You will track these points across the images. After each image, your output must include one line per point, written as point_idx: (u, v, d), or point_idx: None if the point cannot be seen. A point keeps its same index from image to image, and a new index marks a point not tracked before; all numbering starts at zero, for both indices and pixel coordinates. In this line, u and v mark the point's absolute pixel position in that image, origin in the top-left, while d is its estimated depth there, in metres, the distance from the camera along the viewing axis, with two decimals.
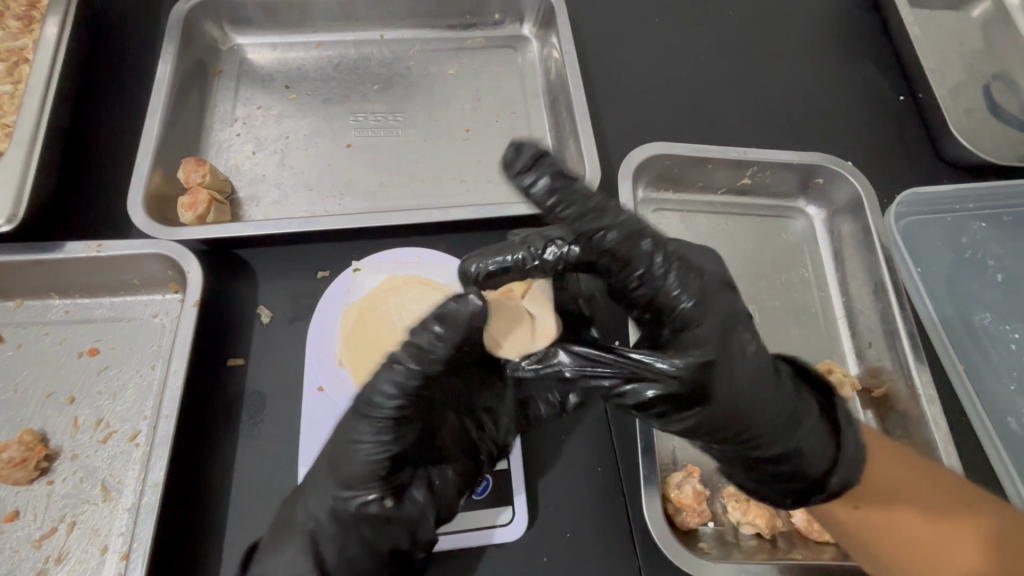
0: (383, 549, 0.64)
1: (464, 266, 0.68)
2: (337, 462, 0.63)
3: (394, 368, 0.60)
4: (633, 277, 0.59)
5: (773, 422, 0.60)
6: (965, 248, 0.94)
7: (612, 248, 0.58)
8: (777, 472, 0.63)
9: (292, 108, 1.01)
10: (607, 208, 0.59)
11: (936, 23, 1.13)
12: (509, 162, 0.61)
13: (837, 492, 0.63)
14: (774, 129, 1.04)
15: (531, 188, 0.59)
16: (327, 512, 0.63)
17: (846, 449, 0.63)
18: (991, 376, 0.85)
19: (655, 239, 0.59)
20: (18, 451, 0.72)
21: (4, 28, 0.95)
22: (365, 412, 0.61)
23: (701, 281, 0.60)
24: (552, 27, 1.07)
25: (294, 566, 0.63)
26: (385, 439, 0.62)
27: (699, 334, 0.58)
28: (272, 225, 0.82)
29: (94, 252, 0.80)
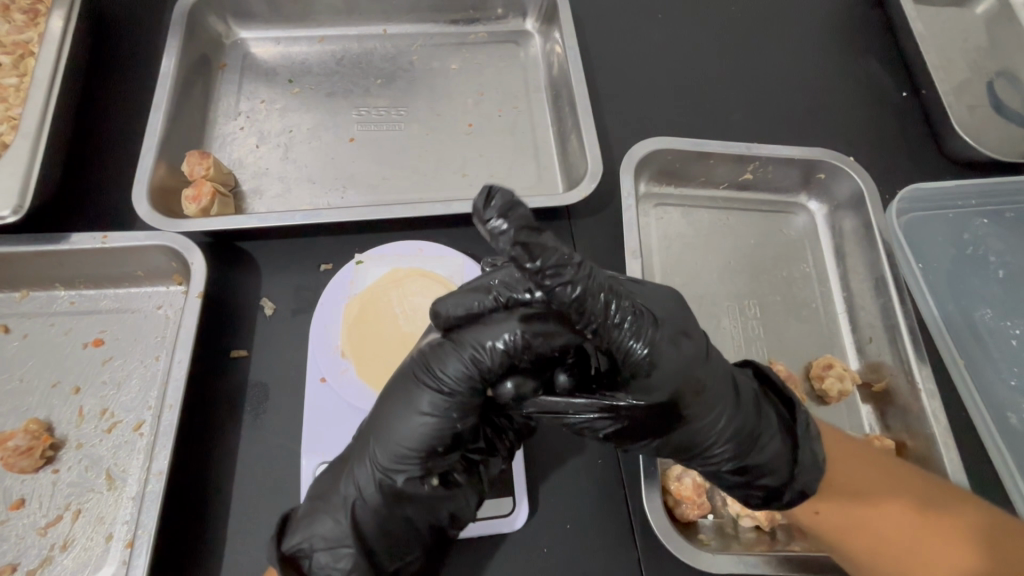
0: (422, 525, 0.65)
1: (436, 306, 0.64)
2: (387, 434, 0.63)
3: (471, 350, 0.60)
4: (588, 327, 0.55)
5: (733, 438, 0.62)
6: (966, 244, 0.94)
7: (577, 304, 0.53)
8: (738, 483, 0.65)
9: (295, 102, 1.01)
10: (570, 262, 0.52)
11: (940, 20, 1.13)
12: (479, 208, 0.55)
13: (796, 501, 0.65)
14: (776, 125, 1.04)
15: (496, 237, 0.53)
16: (374, 486, 0.63)
17: (802, 458, 0.64)
18: (992, 372, 0.85)
19: (609, 290, 0.55)
20: (24, 440, 0.73)
21: (10, 21, 0.95)
22: (430, 383, 0.62)
23: (657, 329, 0.58)
24: (555, 22, 1.07)
25: (331, 537, 0.63)
26: (444, 416, 0.61)
27: (650, 381, 0.58)
28: (275, 218, 0.83)
29: (99, 244, 0.81)
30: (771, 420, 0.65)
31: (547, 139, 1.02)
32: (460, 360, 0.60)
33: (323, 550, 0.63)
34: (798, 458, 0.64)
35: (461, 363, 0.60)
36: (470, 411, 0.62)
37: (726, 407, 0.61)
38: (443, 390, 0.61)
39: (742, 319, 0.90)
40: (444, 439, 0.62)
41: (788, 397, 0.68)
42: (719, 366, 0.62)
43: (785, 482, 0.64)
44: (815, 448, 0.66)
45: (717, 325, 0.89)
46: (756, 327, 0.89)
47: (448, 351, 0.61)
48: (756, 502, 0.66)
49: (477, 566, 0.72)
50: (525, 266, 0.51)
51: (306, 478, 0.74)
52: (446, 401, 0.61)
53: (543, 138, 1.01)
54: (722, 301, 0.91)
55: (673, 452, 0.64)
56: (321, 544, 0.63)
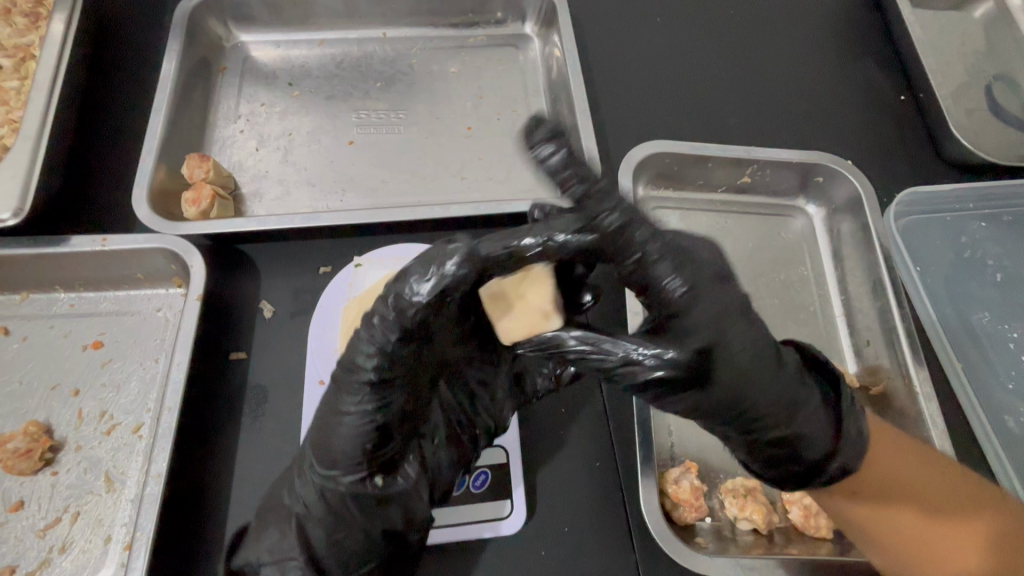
0: (374, 532, 0.64)
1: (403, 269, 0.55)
2: (323, 441, 0.61)
3: (372, 341, 0.57)
4: (629, 264, 0.54)
5: (778, 405, 0.57)
6: (963, 247, 0.94)
7: (611, 233, 0.52)
8: (773, 456, 0.61)
9: (296, 105, 1.01)
10: (614, 190, 0.53)
11: (938, 23, 1.13)
12: (528, 131, 0.52)
13: (836, 478, 0.62)
14: (774, 128, 1.05)
15: (546, 163, 0.52)
16: (317, 493, 0.63)
17: (847, 436, 0.61)
18: (990, 375, 0.85)
19: (646, 221, 0.54)
20: (23, 442, 0.73)
21: (11, 24, 0.96)
22: (348, 379, 0.58)
23: (698, 265, 0.56)
24: (554, 25, 1.07)
25: (279, 551, 0.64)
26: (368, 409, 0.58)
27: (692, 322, 0.55)
28: (274, 221, 0.84)
29: (99, 246, 0.81)
30: (812, 386, 0.61)
31: None
32: (368, 351, 0.57)
33: (270, 564, 0.64)
34: (844, 433, 0.61)
35: (371, 354, 0.57)
36: (390, 401, 0.60)
37: (766, 368, 0.57)
38: (359, 386, 0.58)
39: None
40: (370, 436, 0.60)
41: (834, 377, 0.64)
42: (759, 326, 0.58)
43: (825, 456, 0.61)
44: (858, 424, 0.62)
45: None
46: None
47: (354, 346, 0.58)
48: (791, 480, 0.63)
49: (476, 568, 0.72)
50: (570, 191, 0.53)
51: None
52: (361, 396, 0.58)
53: None
54: None
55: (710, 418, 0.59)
56: (269, 559, 0.64)
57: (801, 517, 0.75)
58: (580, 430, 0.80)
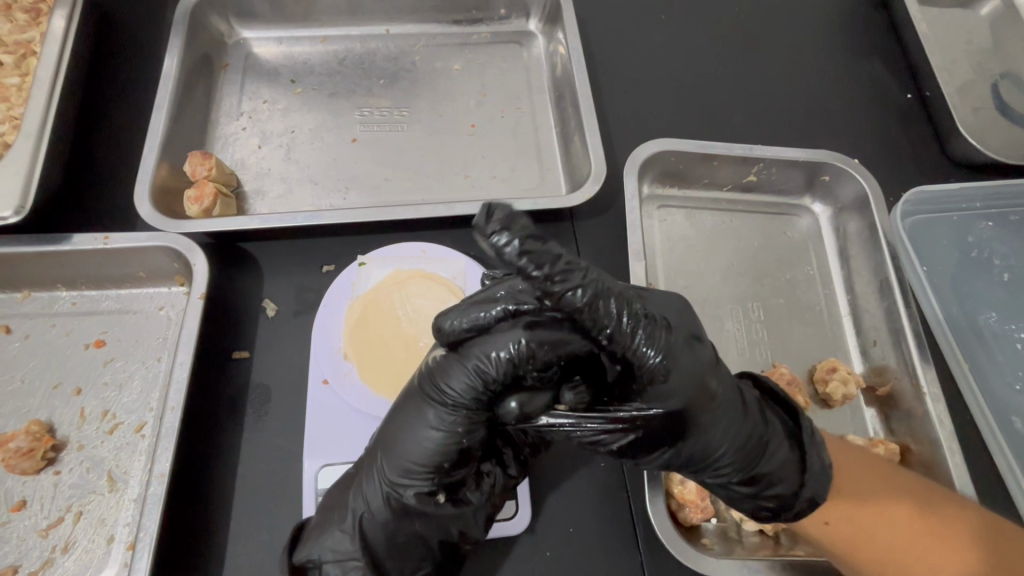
0: (432, 542, 0.65)
1: (438, 320, 0.63)
2: (397, 451, 0.63)
3: (473, 364, 0.59)
4: (603, 334, 0.56)
5: (742, 446, 0.61)
6: (970, 247, 0.93)
7: (582, 308, 0.55)
8: (746, 495, 0.64)
9: (298, 102, 1.01)
10: (577, 267, 0.55)
11: (945, 21, 1.12)
12: (480, 225, 0.54)
13: (806, 512, 0.63)
14: (780, 127, 1.04)
15: (503, 251, 0.53)
16: (381, 500, 0.64)
17: (812, 468, 0.63)
18: (997, 376, 0.85)
19: (620, 297, 0.57)
20: (24, 441, 0.73)
21: (12, 21, 0.95)
22: (435, 398, 0.61)
23: (669, 335, 0.59)
24: (559, 22, 1.06)
25: (340, 550, 0.64)
26: (453, 430, 0.61)
27: (667, 388, 0.58)
28: (277, 219, 0.82)
29: (100, 244, 0.80)
30: (777, 424, 0.65)
31: (550, 140, 1.01)
32: (465, 372, 0.60)
33: (332, 562, 0.64)
34: (808, 465, 0.63)
35: (466, 375, 0.60)
36: (478, 424, 0.62)
37: (733, 413, 0.61)
38: (450, 406, 0.61)
39: (746, 322, 0.89)
40: (452, 453, 0.62)
41: (789, 407, 0.67)
42: (726, 374, 0.63)
43: (796, 491, 0.63)
44: (821, 454, 0.65)
45: (721, 328, 0.89)
46: (760, 330, 0.89)
47: (454, 364, 0.61)
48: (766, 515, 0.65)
49: (480, 569, 0.72)
50: (532, 274, 0.53)
51: (308, 480, 0.74)
52: (451, 414, 0.61)
53: (546, 139, 1.01)
54: (725, 304, 0.91)
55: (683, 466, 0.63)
56: (331, 556, 0.64)
57: None
58: None
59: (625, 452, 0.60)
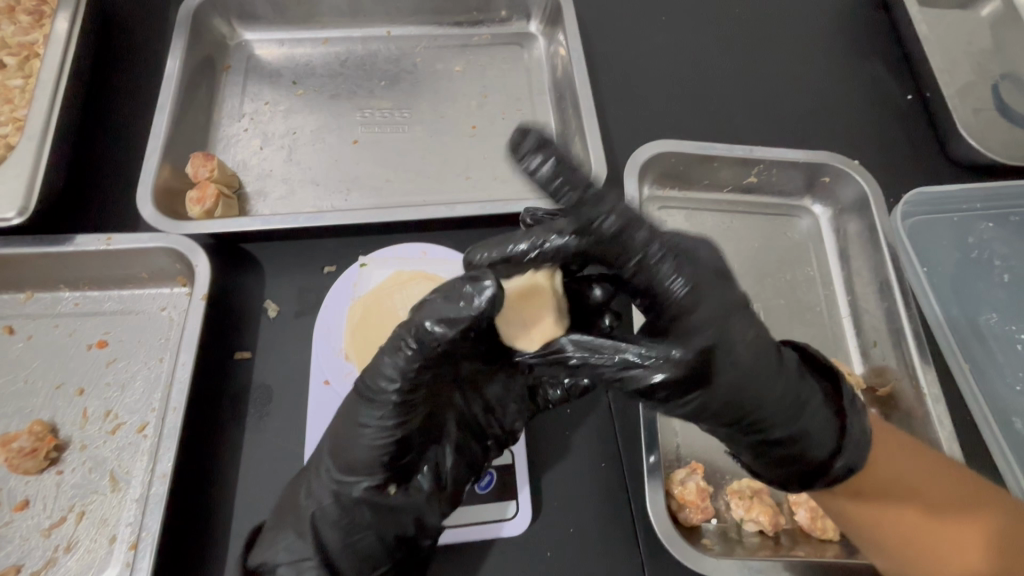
0: (387, 536, 0.65)
1: (470, 256, 0.64)
2: (338, 449, 0.63)
3: (467, 312, 0.54)
4: (629, 266, 0.57)
5: (779, 403, 0.59)
6: (970, 248, 0.93)
7: (611, 237, 0.56)
8: (779, 458, 0.62)
9: (300, 103, 1.01)
10: (607, 197, 0.56)
11: (945, 22, 1.13)
12: (516, 142, 0.54)
13: (842, 478, 0.62)
14: (780, 128, 1.04)
15: (536, 173, 0.54)
16: (332, 497, 0.64)
17: (851, 432, 0.61)
18: (997, 377, 0.85)
19: (652, 229, 0.57)
20: (28, 441, 0.73)
21: (16, 23, 0.96)
22: (368, 397, 0.61)
23: (698, 270, 0.58)
24: (560, 23, 1.06)
25: (294, 551, 0.63)
26: (385, 425, 0.61)
27: (698, 322, 0.57)
28: (278, 220, 0.83)
29: (103, 245, 0.81)
30: (813, 386, 0.63)
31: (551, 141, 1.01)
32: (449, 326, 0.55)
33: (289, 562, 0.63)
34: (846, 431, 0.61)
35: (448, 329, 0.55)
36: (409, 416, 0.61)
37: (768, 368, 0.59)
38: (382, 399, 0.60)
39: None
40: (388, 448, 0.62)
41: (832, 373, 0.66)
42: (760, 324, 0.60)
43: (830, 454, 0.62)
44: (861, 421, 0.63)
45: None
46: None
47: (390, 350, 0.58)
48: (795, 482, 0.64)
49: (482, 568, 0.72)
50: (563, 198, 0.55)
51: None
52: (383, 408, 0.60)
53: None
54: None
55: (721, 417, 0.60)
56: (286, 558, 0.63)
57: (807, 519, 0.74)
58: (587, 432, 0.80)
59: (658, 395, 0.56)
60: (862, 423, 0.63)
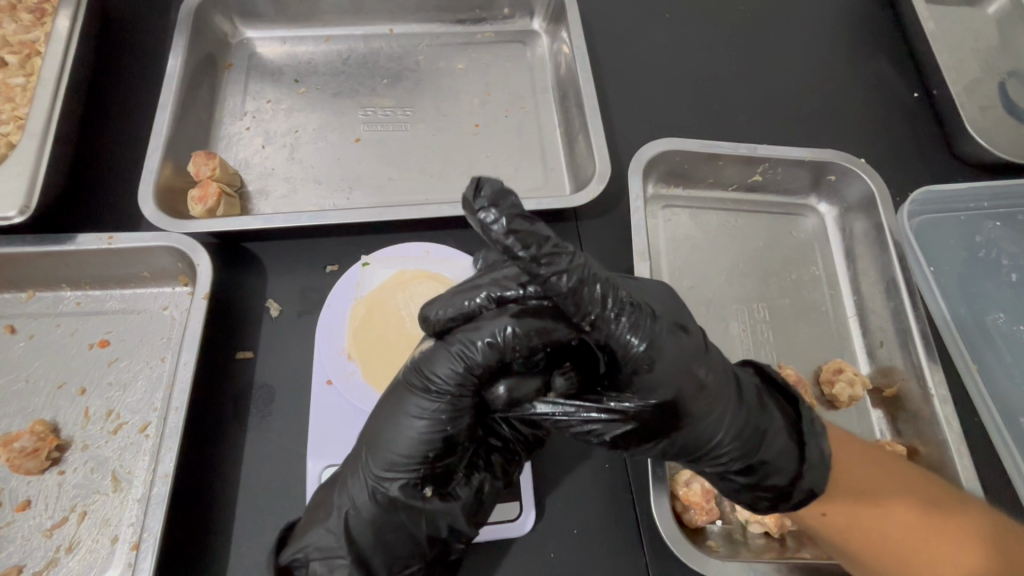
0: (421, 537, 0.63)
1: (424, 311, 0.63)
2: (382, 441, 0.62)
3: (463, 351, 0.59)
4: (587, 319, 0.56)
5: (736, 439, 0.61)
6: (978, 247, 0.93)
7: (568, 293, 0.54)
8: (743, 485, 0.64)
9: (302, 101, 1.01)
10: (564, 251, 0.54)
11: (951, 19, 1.11)
12: (468, 199, 0.52)
13: (804, 501, 0.64)
14: (785, 126, 1.03)
15: (490, 229, 0.51)
16: (368, 495, 0.63)
17: (809, 456, 0.64)
18: (1005, 378, 0.84)
19: (606, 284, 0.57)
20: (29, 441, 0.73)
21: (17, 21, 0.95)
22: (422, 386, 0.61)
23: (654, 324, 0.59)
24: (563, 21, 1.06)
25: (326, 548, 0.63)
26: (439, 417, 0.61)
27: (653, 377, 0.58)
28: (280, 219, 0.82)
29: (104, 244, 0.80)
30: (775, 414, 0.65)
31: (554, 139, 1.01)
32: (475, 342, 0.59)
33: (318, 560, 0.63)
34: (807, 456, 0.64)
35: (476, 344, 0.59)
36: (465, 413, 0.62)
37: (727, 402, 0.61)
38: (436, 392, 0.60)
39: (751, 323, 0.89)
40: (437, 444, 0.61)
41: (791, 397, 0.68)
42: (717, 360, 0.63)
43: (790, 480, 0.64)
44: (821, 445, 0.65)
45: (725, 329, 0.88)
46: (765, 330, 0.89)
47: (439, 353, 0.60)
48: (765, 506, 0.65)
49: (486, 569, 0.71)
50: (519, 254, 0.52)
51: (312, 481, 0.74)
52: (437, 401, 0.61)
53: (550, 139, 1.01)
54: (730, 305, 0.90)
55: (680, 455, 0.64)
56: (318, 554, 0.63)
57: None
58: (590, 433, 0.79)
59: (616, 442, 0.62)
60: (819, 443, 0.65)
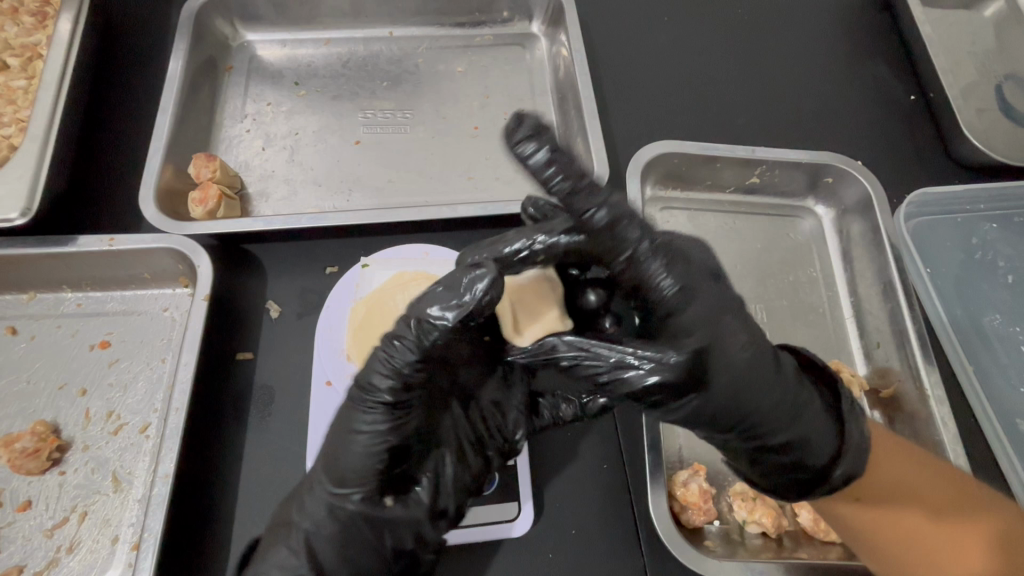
0: (386, 548, 0.63)
1: (462, 256, 0.71)
2: (334, 458, 0.62)
3: (399, 351, 0.60)
4: (621, 259, 0.61)
5: (772, 406, 0.60)
6: (974, 248, 0.93)
7: (602, 227, 0.60)
8: (778, 462, 0.62)
9: (302, 104, 1.01)
10: (599, 190, 0.60)
11: (948, 22, 1.12)
12: (511, 131, 0.59)
13: (843, 486, 0.61)
14: (782, 128, 1.04)
15: (529, 160, 0.58)
16: (325, 509, 0.62)
17: (852, 437, 0.61)
18: (1001, 379, 0.85)
19: (641, 226, 0.61)
20: (30, 442, 0.73)
21: (19, 24, 0.96)
22: (363, 397, 0.61)
23: (688, 270, 0.62)
24: (562, 24, 1.06)
25: (288, 567, 0.61)
26: (383, 425, 0.61)
27: (689, 319, 0.61)
28: (280, 221, 0.83)
29: (106, 246, 0.81)
30: (812, 390, 0.64)
31: None
32: (398, 342, 0.60)
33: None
34: (848, 433, 0.61)
35: (399, 344, 0.60)
36: (406, 415, 0.62)
37: (766, 370, 0.61)
38: (378, 400, 0.61)
39: None
40: (385, 451, 0.61)
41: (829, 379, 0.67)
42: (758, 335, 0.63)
43: (830, 459, 0.61)
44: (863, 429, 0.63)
45: None
46: (763, 332, 0.89)
47: (371, 362, 0.61)
48: (797, 487, 0.62)
49: (485, 568, 0.72)
50: (557, 186, 0.59)
51: None
52: (375, 411, 0.61)
53: None
54: None
55: (712, 426, 0.61)
56: (281, 574, 0.61)
57: (810, 520, 0.74)
58: (590, 433, 0.79)
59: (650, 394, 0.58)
60: (862, 424, 0.63)
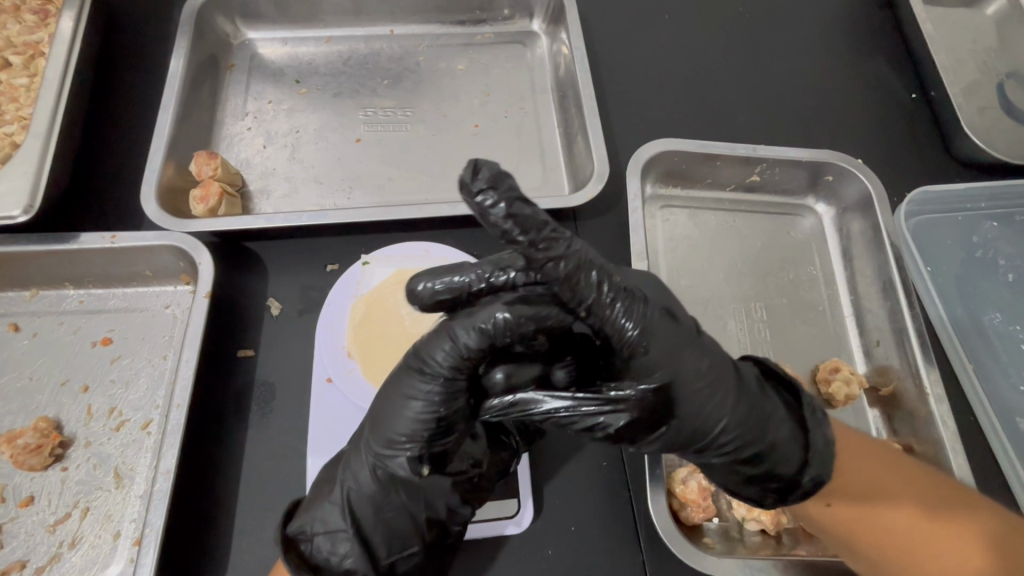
0: (420, 517, 0.64)
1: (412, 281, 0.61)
2: (382, 419, 0.62)
3: (454, 335, 0.58)
4: (582, 306, 0.54)
5: (744, 421, 0.60)
6: (975, 247, 0.93)
7: (562, 277, 0.52)
8: (751, 476, 0.63)
9: (303, 102, 1.01)
10: (562, 235, 0.52)
11: (950, 21, 1.12)
12: (465, 182, 0.49)
13: (812, 490, 0.63)
14: (783, 127, 1.04)
15: (487, 212, 0.48)
16: (369, 473, 0.64)
17: (814, 447, 0.63)
18: (1001, 378, 0.85)
19: (602, 269, 0.55)
20: (33, 438, 0.74)
21: (21, 22, 0.96)
22: (418, 367, 0.60)
23: (647, 309, 0.58)
24: (562, 22, 1.06)
25: (330, 523, 0.64)
26: (437, 400, 0.60)
27: (647, 361, 0.57)
28: (282, 218, 0.83)
29: (107, 243, 0.81)
30: (777, 400, 0.64)
31: (553, 139, 1.02)
32: (445, 344, 0.58)
33: (322, 535, 0.64)
34: (811, 443, 0.63)
35: (446, 349, 0.58)
36: (459, 393, 0.60)
37: (728, 388, 0.60)
38: (431, 374, 0.59)
39: (749, 323, 0.89)
40: (431, 424, 0.60)
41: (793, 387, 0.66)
42: (714, 351, 0.61)
43: (798, 467, 0.63)
44: (823, 430, 0.65)
45: (723, 327, 0.89)
46: (763, 330, 0.89)
47: (433, 337, 0.59)
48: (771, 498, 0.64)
49: (482, 565, 0.72)
50: (518, 239, 0.49)
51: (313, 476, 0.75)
52: (432, 385, 0.59)
53: (548, 139, 1.02)
54: (727, 304, 0.91)
55: (682, 447, 0.62)
56: (321, 529, 0.64)
57: None
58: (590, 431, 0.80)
59: (622, 435, 0.58)
60: (825, 431, 0.65)
